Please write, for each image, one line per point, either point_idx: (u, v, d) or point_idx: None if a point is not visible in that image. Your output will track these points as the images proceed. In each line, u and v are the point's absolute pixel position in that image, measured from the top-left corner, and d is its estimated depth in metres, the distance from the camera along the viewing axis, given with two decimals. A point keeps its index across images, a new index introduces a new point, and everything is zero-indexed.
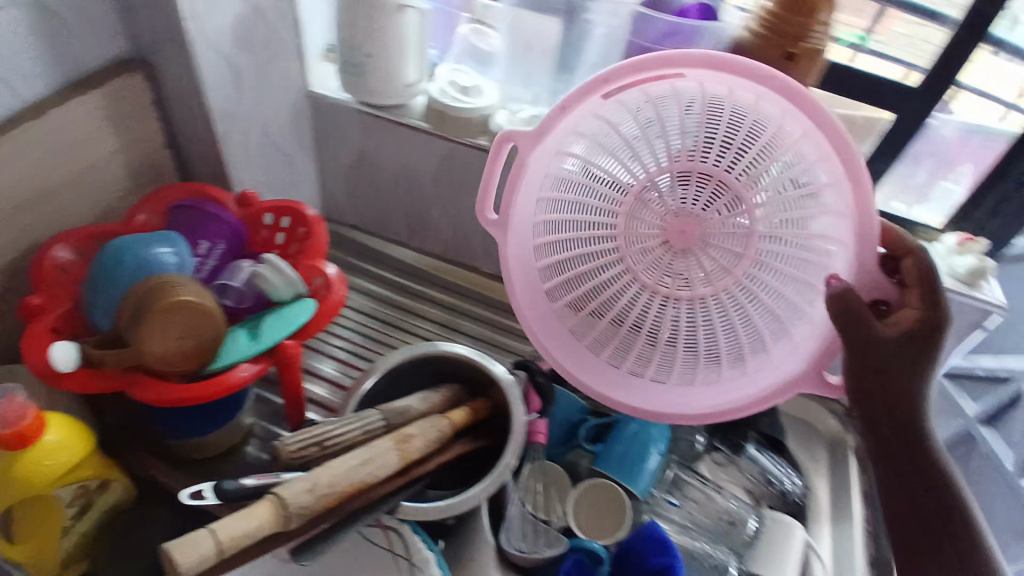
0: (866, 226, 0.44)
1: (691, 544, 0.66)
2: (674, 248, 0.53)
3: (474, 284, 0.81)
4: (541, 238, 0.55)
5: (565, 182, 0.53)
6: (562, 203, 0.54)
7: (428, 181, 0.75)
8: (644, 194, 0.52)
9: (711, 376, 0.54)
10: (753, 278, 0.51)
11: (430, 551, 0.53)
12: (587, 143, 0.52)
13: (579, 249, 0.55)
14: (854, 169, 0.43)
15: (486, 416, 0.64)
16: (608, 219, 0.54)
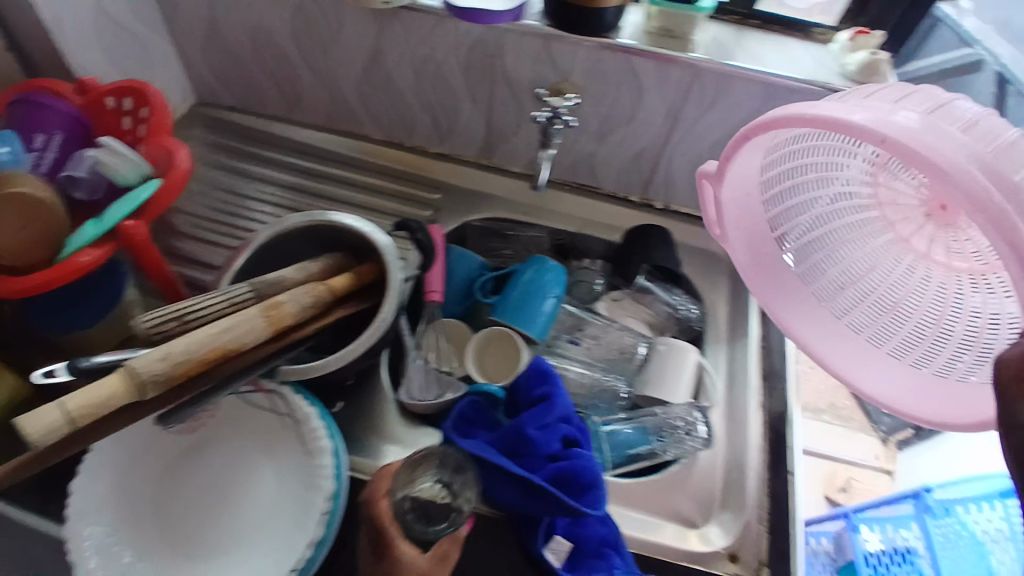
0: (954, 155, 0.37)
1: (592, 377, 0.70)
2: (830, 173, 0.51)
3: (369, 154, 0.81)
4: (765, 169, 0.53)
5: (833, 152, 0.49)
6: (777, 175, 0.53)
7: (288, 40, 0.73)
8: (825, 184, 0.52)
9: (931, 360, 0.50)
10: (997, 284, 0.45)
11: (311, 406, 0.56)
12: (873, 156, 0.48)
13: (787, 209, 0.54)
14: (906, 148, 0.37)
15: (373, 281, 0.63)
16: (863, 184, 0.51)
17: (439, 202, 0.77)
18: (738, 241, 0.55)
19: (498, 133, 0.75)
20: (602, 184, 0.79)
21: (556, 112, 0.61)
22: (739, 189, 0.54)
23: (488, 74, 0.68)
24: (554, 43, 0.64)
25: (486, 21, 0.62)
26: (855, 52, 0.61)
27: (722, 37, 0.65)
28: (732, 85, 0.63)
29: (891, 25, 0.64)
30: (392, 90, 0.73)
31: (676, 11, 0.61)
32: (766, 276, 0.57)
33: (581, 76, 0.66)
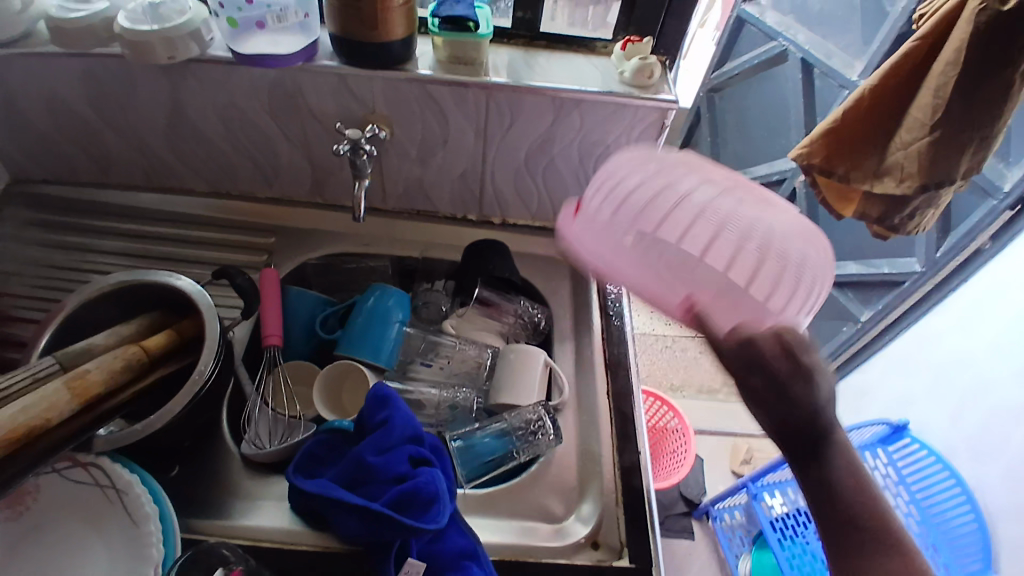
0: (625, 259, 0.54)
1: (445, 395, 0.71)
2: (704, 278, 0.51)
3: (201, 209, 0.82)
4: (633, 231, 0.55)
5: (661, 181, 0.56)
6: (626, 209, 0.56)
7: (87, 105, 0.71)
8: (665, 241, 0.54)
9: (756, 276, 0.51)
10: (776, 275, 0.50)
11: (133, 474, 0.54)
12: (714, 188, 0.54)
13: (631, 252, 0.54)
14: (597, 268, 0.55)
15: (194, 336, 0.63)
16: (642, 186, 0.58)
17: (273, 246, 0.79)
18: (648, 283, 0.52)
19: (323, 169, 0.77)
20: (439, 208, 0.82)
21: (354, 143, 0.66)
22: (598, 239, 0.56)
23: (295, 112, 0.71)
24: (350, 78, 0.67)
25: (275, 64, 0.65)
26: (629, 59, 0.70)
27: (511, 58, 0.72)
28: (521, 99, 0.68)
29: (653, 34, 0.73)
30: (207, 142, 0.75)
31: (456, 37, 0.66)
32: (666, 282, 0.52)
33: (385, 107, 0.70)
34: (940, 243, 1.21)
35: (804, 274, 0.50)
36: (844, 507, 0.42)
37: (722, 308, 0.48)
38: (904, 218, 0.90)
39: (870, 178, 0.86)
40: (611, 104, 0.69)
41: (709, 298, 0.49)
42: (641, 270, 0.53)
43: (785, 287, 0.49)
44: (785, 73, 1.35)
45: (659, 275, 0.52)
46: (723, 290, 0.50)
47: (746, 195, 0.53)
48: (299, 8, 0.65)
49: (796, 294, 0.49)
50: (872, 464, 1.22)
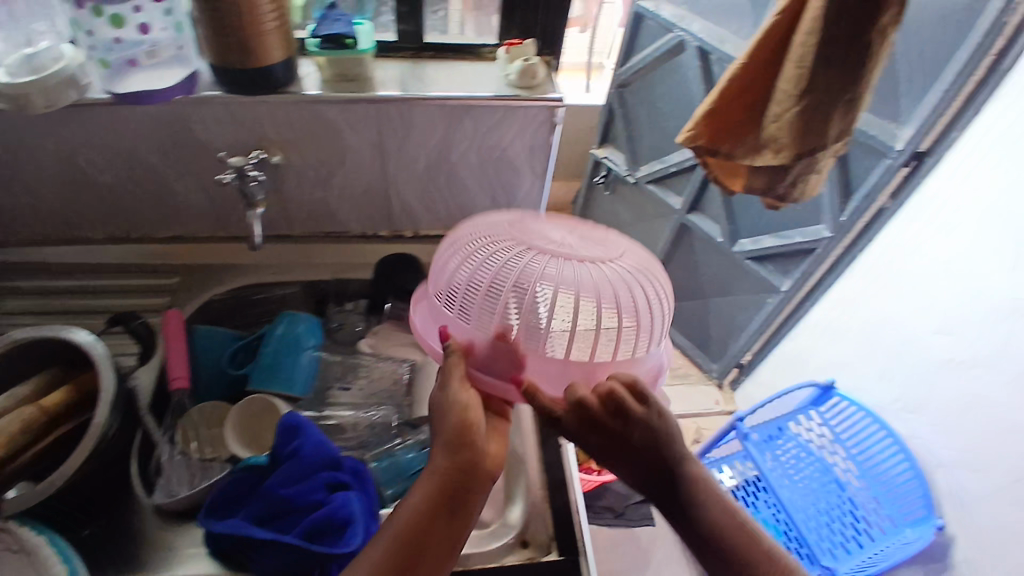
0: (480, 335, 0.56)
1: (362, 415, 0.69)
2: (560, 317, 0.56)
3: (98, 258, 0.79)
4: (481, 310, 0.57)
5: (504, 248, 0.59)
6: (485, 277, 0.57)
7: None
8: (525, 291, 0.56)
9: (604, 343, 0.56)
10: (616, 340, 0.56)
11: (37, 535, 0.52)
12: (547, 244, 0.59)
13: (480, 306, 0.57)
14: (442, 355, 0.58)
15: (94, 386, 0.61)
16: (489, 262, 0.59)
17: (177, 286, 0.77)
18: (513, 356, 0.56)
19: (223, 201, 0.75)
20: (348, 228, 0.81)
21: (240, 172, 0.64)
22: (437, 323, 0.59)
23: (184, 146, 0.69)
24: (237, 105, 0.66)
25: (151, 101, 0.63)
26: (513, 62, 0.71)
27: (399, 71, 0.72)
28: (413, 111, 0.69)
29: (537, 37, 0.75)
30: (95, 186, 0.72)
31: (338, 55, 0.65)
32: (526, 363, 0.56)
33: (276, 132, 0.69)
34: (843, 207, 1.25)
35: (645, 321, 0.58)
36: (721, 544, 0.51)
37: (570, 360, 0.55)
38: (788, 186, 0.94)
39: (751, 153, 0.92)
40: (503, 107, 0.70)
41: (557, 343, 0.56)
42: (486, 325, 0.56)
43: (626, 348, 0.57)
44: (685, 63, 1.40)
45: (526, 346, 0.55)
46: (576, 366, 0.55)
47: (579, 247, 0.60)
48: (173, 41, 0.64)
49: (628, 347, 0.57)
50: (808, 426, 1.32)
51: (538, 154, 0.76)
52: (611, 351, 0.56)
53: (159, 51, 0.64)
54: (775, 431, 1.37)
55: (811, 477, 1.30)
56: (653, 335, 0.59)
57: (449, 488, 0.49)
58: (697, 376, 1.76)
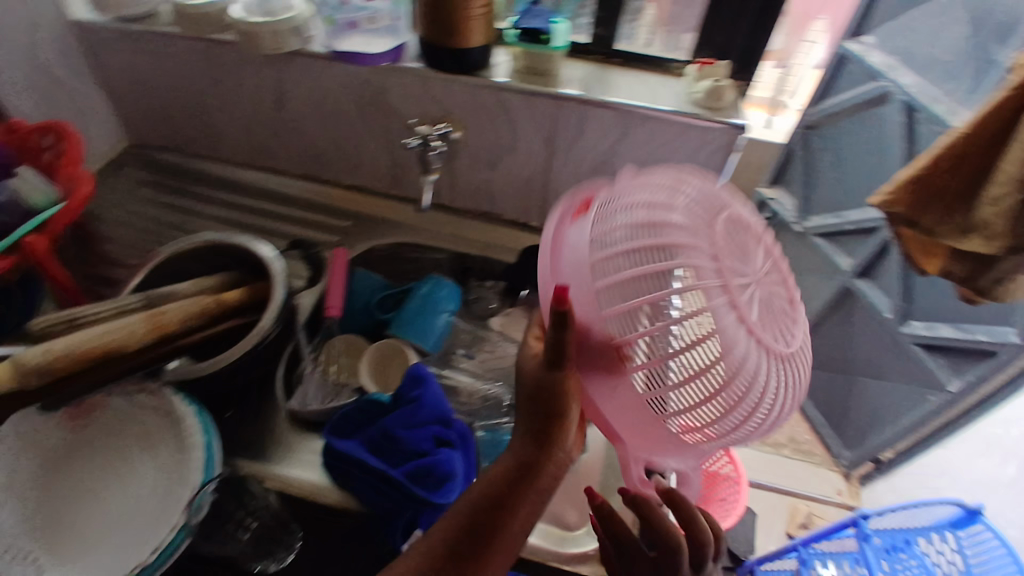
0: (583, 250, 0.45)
1: (478, 386, 0.73)
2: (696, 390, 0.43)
3: (291, 189, 0.90)
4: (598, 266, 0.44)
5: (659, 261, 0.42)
6: (627, 261, 0.43)
7: (203, 87, 0.80)
8: (661, 283, 0.42)
9: (704, 399, 0.43)
10: (736, 389, 0.42)
11: (190, 404, 0.60)
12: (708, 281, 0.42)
13: (621, 308, 0.43)
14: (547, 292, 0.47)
15: (263, 297, 0.70)
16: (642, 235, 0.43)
17: (349, 229, 0.87)
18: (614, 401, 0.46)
19: (401, 163, 0.83)
20: (502, 211, 0.86)
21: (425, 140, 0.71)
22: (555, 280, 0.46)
23: (381, 107, 0.77)
24: (433, 80, 0.72)
25: (369, 64, 0.71)
26: (703, 80, 0.70)
27: (586, 72, 0.74)
28: (590, 113, 0.71)
29: (732, 59, 0.74)
30: (301, 129, 0.83)
31: (532, 50, 0.69)
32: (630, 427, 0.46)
33: (461, 110, 0.74)
34: None
35: (751, 399, 0.43)
36: None
37: (647, 295, 0.42)
38: (990, 282, 0.86)
39: (956, 234, 0.85)
40: (680, 123, 0.69)
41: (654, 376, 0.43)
42: (617, 329, 0.43)
43: (733, 421, 0.44)
44: (886, 118, 1.28)
45: (634, 397, 0.44)
46: (647, 430, 0.46)
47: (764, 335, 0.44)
48: (390, 12, 0.72)
49: (739, 425, 0.45)
50: (938, 548, 1.12)
51: (706, 176, 0.74)
52: (736, 405, 0.43)
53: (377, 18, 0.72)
54: (898, 543, 1.16)
55: None
56: (768, 425, 0.46)
57: (492, 497, 0.46)
58: (821, 457, 1.60)
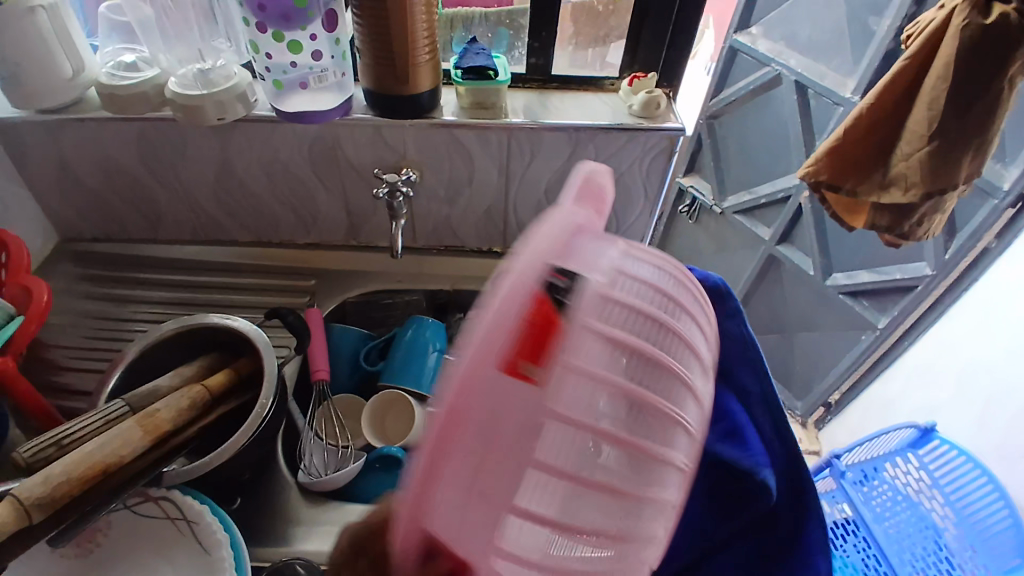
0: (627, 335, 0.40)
1: None
2: (637, 438, 0.30)
3: (246, 257, 0.88)
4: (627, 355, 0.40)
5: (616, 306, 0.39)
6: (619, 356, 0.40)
7: (139, 166, 0.78)
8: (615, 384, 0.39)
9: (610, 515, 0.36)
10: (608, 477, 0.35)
11: (203, 505, 0.59)
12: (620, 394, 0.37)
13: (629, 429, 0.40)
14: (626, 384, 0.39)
15: (249, 374, 0.67)
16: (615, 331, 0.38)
17: (314, 288, 0.85)
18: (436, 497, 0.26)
19: (358, 214, 0.83)
20: (466, 243, 0.87)
21: (393, 188, 0.73)
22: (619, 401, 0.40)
23: (333, 162, 0.77)
24: (384, 128, 0.73)
25: (314, 121, 0.71)
26: (637, 93, 0.76)
27: (528, 100, 0.78)
28: (541, 137, 0.74)
29: (658, 71, 0.80)
30: (251, 195, 0.81)
31: (478, 86, 0.72)
32: (470, 411, 0.25)
33: (416, 152, 0.75)
34: (947, 245, 1.22)
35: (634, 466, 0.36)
36: None
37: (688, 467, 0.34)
38: (913, 225, 1.00)
39: (877, 191, 0.99)
40: (623, 135, 0.74)
41: (561, 437, 0.27)
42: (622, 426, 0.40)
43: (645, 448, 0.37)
44: (781, 95, 1.41)
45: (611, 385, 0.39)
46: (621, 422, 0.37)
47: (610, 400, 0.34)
48: (337, 68, 0.72)
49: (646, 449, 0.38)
50: (903, 470, 1.23)
51: (653, 181, 0.80)
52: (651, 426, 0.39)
53: (324, 75, 0.71)
54: (868, 472, 1.27)
55: (906, 522, 1.20)
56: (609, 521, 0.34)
57: None
58: None
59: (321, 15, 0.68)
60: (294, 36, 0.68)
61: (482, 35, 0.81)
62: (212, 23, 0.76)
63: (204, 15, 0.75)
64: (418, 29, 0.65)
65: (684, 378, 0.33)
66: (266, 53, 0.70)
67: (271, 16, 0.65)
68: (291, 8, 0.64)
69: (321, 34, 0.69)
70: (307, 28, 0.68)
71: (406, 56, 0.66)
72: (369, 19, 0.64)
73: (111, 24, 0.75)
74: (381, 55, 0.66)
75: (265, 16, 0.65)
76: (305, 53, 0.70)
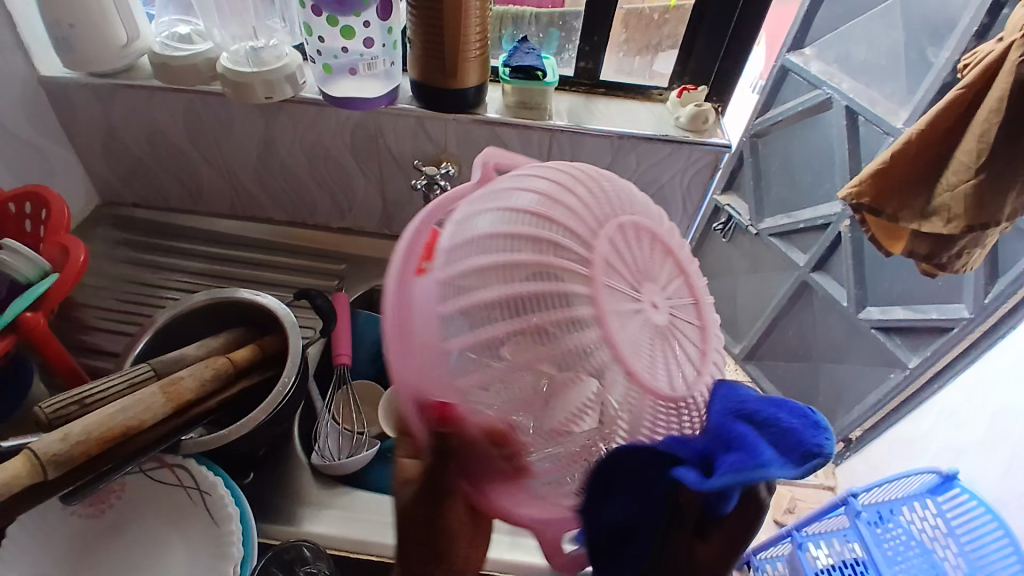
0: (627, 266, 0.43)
1: None
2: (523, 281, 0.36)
3: (279, 236, 0.89)
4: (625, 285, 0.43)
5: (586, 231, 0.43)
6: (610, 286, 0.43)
7: (186, 138, 0.79)
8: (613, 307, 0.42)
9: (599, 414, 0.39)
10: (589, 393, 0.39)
11: (216, 476, 0.59)
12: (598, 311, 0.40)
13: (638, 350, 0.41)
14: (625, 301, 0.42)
15: (274, 351, 0.67)
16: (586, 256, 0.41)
17: (343, 272, 0.85)
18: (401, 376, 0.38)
19: (393, 203, 0.84)
20: None
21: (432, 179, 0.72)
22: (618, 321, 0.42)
23: (373, 150, 0.77)
24: (427, 120, 0.73)
25: (359, 108, 0.72)
26: (685, 106, 0.74)
27: (573, 104, 0.77)
28: (583, 141, 0.73)
29: (709, 85, 0.79)
30: (290, 176, 0.82)
31: (525, 86, 0.71)
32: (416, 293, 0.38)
33: (456, 147, 0.75)
34: (988, 289, 1.18)
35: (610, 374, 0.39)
36: None
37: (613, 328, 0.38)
38: (951, 256, 0.99)
39: (918, 219, 0.96)
40: (666, 146, 0.73)
41: (469, 313, 0.35)
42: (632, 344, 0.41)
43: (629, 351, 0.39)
44: (829, 120, 1.38)
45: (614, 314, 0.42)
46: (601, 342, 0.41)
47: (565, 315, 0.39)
48: (387, 57, 0.72)
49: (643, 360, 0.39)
50: (920, 514, 1.20)
51: (693, 196, 0.78)
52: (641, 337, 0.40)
53: (373, 63, 0.72)
54: (884, 513, 1.21)
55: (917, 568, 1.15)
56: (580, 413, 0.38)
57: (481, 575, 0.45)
58: None
59: (376, 2, 0.68)
60: (348, 22, 0.69)
61: (533, 35, 0.81)
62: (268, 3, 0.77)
63: None
64: (471, 23, 0.65)
65: (568, 235, 0.37)
66: (319, 36, 0.70)
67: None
68: None
69: (375, 22, 0.70)
70: (361, 15, 0.68)
71: (455, 49, 0.66)
72: (421, 9, 0.64)
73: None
74: (430, 47, 0.66)
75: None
76: (357, 39, 0.70)
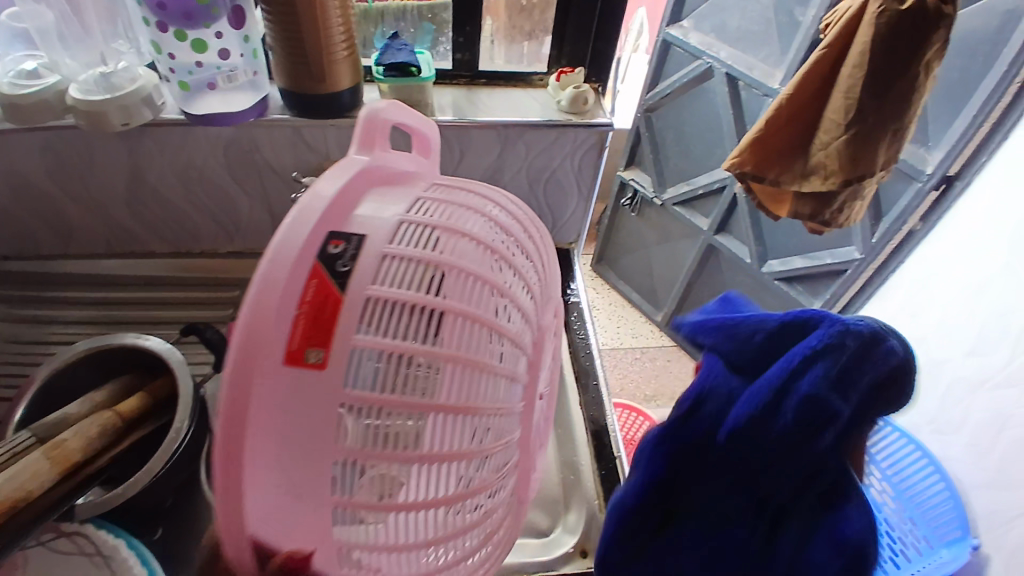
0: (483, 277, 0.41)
1: None
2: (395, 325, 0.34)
3: (163, 270, 0.82)
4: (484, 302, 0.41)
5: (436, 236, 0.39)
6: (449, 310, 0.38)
7: (42, 177, 0.72)
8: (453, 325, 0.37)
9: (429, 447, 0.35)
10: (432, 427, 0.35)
11: (118, 538, 0.55)
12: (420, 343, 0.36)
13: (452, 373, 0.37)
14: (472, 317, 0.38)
15: (168, 396, 0.63)
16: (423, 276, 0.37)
17: (239, 298, 0.81)
18: (264, 484, 0.30)
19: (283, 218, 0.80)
20: None
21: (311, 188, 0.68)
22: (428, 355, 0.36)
23: (252, 165, 0.73)
24: (305, 129, 0.70)
25: (224, 123, 0.67)
26: (564, 89, 0.75)
27: (455, 97, 0.76)
28: (468, 134, 0.72)
29: (587, 66, 0.80)
30: (168, 204, 0.77)
31: (401, 83, 0.69)
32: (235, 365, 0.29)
33: (340, 154, 0.73)
34: (874, 230, 1.28)
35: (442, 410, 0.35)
36: None
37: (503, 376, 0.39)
38: (833, 212, 1.04)
39: (798, 180, 1.03)
40: (552, 131, 0.73)
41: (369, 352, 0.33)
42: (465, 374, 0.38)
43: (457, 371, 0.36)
44: (714, 88, 1.44)
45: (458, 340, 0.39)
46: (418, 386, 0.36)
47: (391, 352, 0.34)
48: (248, 67, 0.68)
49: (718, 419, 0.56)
50: None
51: (585, 177, 0.80)
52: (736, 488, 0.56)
53: (233, 76, 0.68)
54: None
55: None
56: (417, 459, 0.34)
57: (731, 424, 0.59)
58: None
59: (227, 12, 0.64)
60: (197, 35, 0.65)
61: (405, 32, 0.79)
62: (117, 25, 0.71)
63: (108, 15, 0.70)
64: (330, 23, 0.62)
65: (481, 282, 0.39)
66: (169, 53, 0.66)
67: (173, 14, 0.61)
68: (195, 6, 0.61)
69: (228, 33, 0.66)
70: (212, 27, 0.64)
71: (319, 53, 0.63)
72: (275, 15, 0.61)
73: (11, 31, 0.69)
74: (291, 52, 0.63)
75: (167, 14, 0.61)
76: (210, 52, 0.66)
